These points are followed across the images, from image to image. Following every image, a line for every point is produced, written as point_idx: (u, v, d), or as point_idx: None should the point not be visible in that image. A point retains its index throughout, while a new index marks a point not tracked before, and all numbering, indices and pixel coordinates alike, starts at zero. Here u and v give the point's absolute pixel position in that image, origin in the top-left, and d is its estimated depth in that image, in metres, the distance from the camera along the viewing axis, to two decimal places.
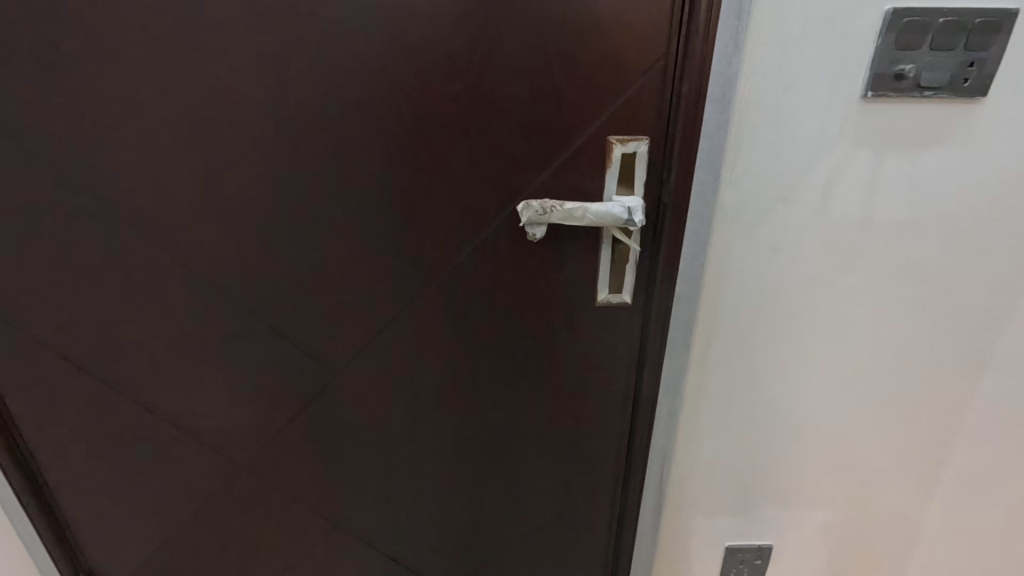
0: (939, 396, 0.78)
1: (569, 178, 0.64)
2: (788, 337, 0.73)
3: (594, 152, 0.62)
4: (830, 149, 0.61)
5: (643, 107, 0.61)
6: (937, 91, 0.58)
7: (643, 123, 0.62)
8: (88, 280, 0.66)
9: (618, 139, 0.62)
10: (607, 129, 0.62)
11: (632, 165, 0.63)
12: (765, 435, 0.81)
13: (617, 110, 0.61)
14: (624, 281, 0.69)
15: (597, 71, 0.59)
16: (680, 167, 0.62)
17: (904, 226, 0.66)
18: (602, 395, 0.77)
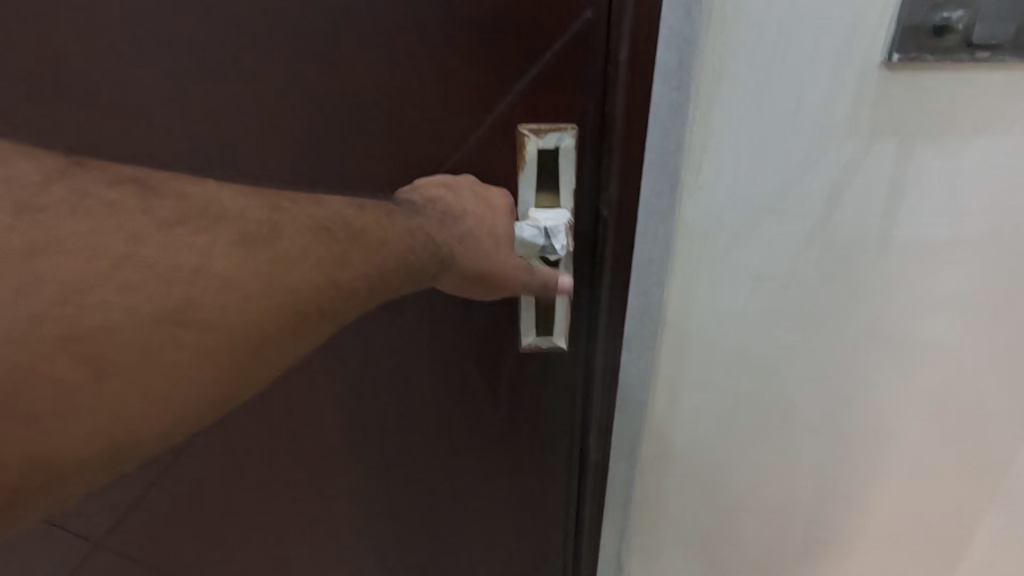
0: (976, 456, 0.61)
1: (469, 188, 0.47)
2: (780, 388, 0.56)
3: (500, 149, 0.45)
4: (835, 144, 0.43)
5: (564, 90, 0.43)
6: (996, 51, 0.40)
7: (566, 108, 0.43)
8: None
9: (530, 129, 0.44)
10: (514, 122, 0.44)
11: (553, 166, 0.46)
12: (751, 501, 0.64)
13: (528, 91, 0.43)
14: (554, 321, 0.52)
15: (494, 40, 0.41)
16: (621, 175, 0.45)
17: (939, 244, 0.48)
18: (539, 455, 0.62)
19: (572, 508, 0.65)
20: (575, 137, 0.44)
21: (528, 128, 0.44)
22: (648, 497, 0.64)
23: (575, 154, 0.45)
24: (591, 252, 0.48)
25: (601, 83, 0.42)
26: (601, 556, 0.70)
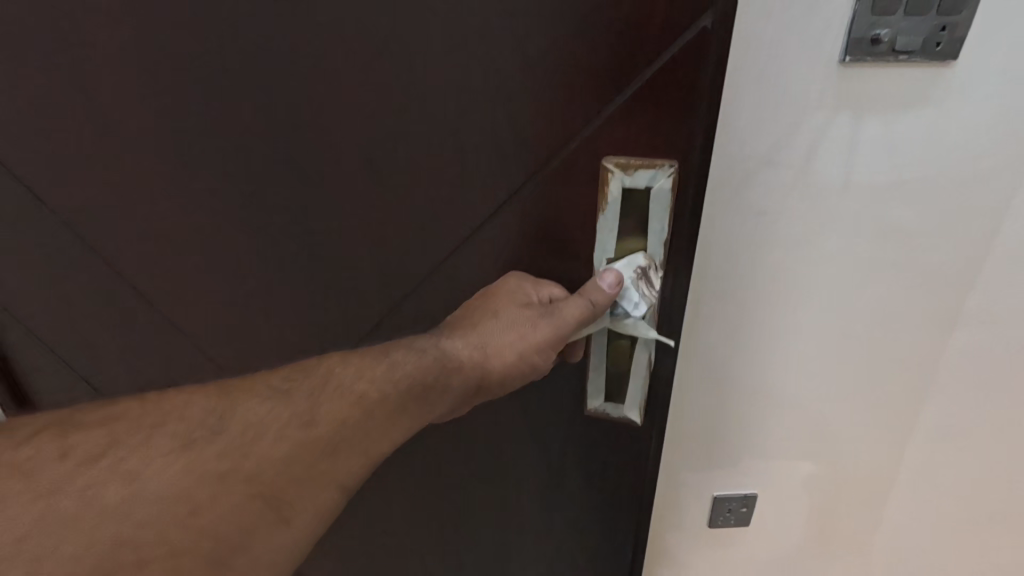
0: (915, 354, 0.82)
1: (554, 211, 0.55)
2: (774, 299, 0.77)
3: (589, 179, 0.53)
4: (812, 114, 0.64)
5: (664, 131, 0.49)
6: (911, 54, 0.60)
7: (655, 146, 0.50)
8: (25, 354, 0.69)
9: (620, 166, 0.51)
10: (604, 153, 0.51)
11: (641, 200, 0.53)
12: (751, 392, 0.85)
13: (621, 136, 0.50)
14: (627, 393, 0.63)
15: (598, 87, 0.48)
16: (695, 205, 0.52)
17: (881, 186, 0.69)
18: (597, 446, 0.69)
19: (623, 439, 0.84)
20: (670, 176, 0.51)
21: (614, 163, 0.51)
22: (676, 391, 0.85)
23: (668, 192, 0.52)
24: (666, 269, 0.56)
25: (690, 130, 0.49)
26: None
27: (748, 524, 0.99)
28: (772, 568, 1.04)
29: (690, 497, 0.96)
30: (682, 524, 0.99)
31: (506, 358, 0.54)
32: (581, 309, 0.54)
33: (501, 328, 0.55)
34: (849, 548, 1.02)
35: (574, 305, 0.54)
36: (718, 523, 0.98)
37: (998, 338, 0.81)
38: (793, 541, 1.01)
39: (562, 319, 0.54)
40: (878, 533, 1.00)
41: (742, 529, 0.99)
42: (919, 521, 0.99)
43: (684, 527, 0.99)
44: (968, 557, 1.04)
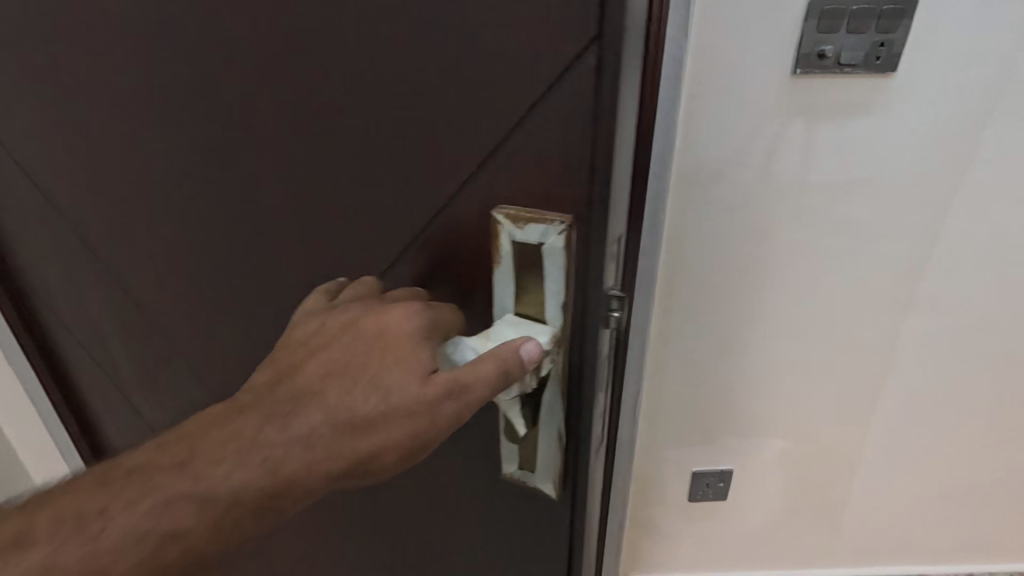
0: (873, 338, 0.90)
1: (438, 257, 0.43)
2: (741, 287, 0.85)
3: (474, 226, 0.40)
4: (769, 120, 0.71)
5: (557, 167, 0.36)
6: (854, 67, 0.68)
7: (547, 186, 0.37)
8: (73, 341, 0.77)
9: (506, 215, 0.39)
10: (491, 197, 0.39)
11: (534, 259, 0.40)
12: (724, 374, 0.93)
13: (503, 168, 0.37)
14: (538, 457, 0.49)
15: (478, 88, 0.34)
16: (598, 263, 0.39)
17: (835, 184, 0.76)
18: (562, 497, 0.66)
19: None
20: (564, 233, 0.38)
21: (502, 212, 0.39)
22: (655, 372, 0.92)
23: (562, 252, 0.39)
24: (576, 337, 0.42)
25: (587, 167, 0.35)
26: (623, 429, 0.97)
27: (725, 498, 1.07)
28: (751, 540, 1.12)
29: (672, 473, 1.04)
30: (665, 499, 1.07)
31: (391, 458, 0.39)
32: (493, 373, 0.39)
33: (393, 422, 0.39)
34: (822, 521, 1.10)
35: (481, 367, 0.39)
36: (698, 498, 1.06)
37: (947, 322, 0.89)
38: (769, 514, 1.09)
39: (468, 387, 0.39)
40: (848, 506, 1.08)
41: (720, 503, 1.07)
42: (887, 494, 1.07)
43: (667, 502, 1.07)
44: (937, 525, 1.11)
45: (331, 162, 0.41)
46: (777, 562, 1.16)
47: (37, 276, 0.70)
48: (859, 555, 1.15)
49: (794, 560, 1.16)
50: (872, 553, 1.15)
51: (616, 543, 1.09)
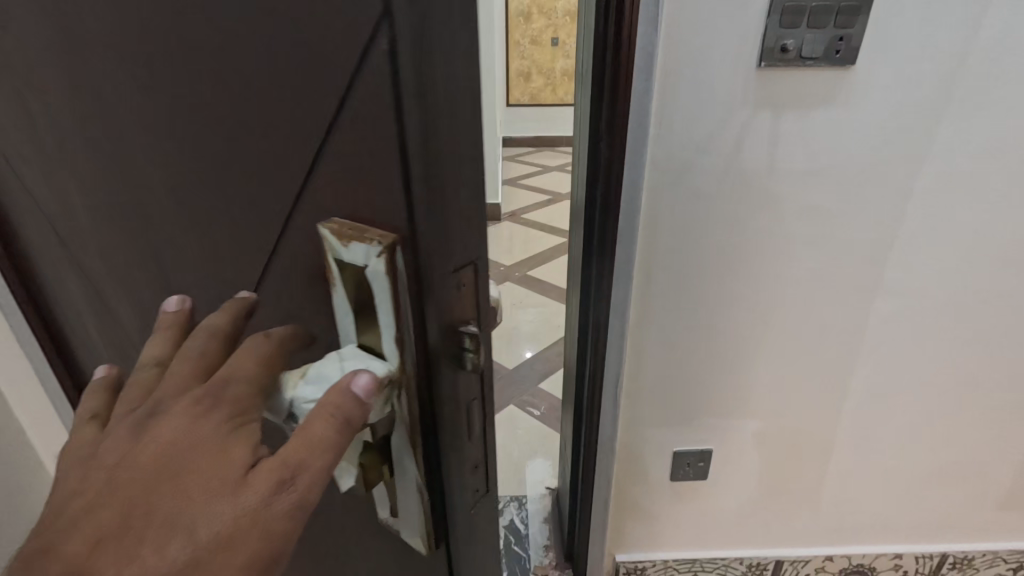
0: (843, 319, 0.94)
1: (286, 281, 0.38)
2: (715, 270, 0.89)
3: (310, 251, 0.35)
4: (737, 110, 0.76)
5: (374, 172, 0.29)
6: (815, 60, 0.73)
7: (369, 197, 0.30)
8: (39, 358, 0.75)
9: (331, 230, 0.32)
10: (323, 209, 0.33)
11: (363, 285, 0.32)
12: (701, 355, 0.97)
13: (327, 178, 0.32)
14: (411, 519, 0.41)
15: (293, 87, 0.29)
16: (434, 299, 0.32)
17: (802, 170, 0.81)
18: None
19: (588, 385, 0.99)
20: (384, 258, 0.30)
21: (329, 228, 0.32)
22: (635, 354, 0.96)
23: (386, 278, 0.31)
24: (422, 378, 0.35)
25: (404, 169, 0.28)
26: (606, 412, 1.01)
27: (706, 478, 1.11)
28: (731, 519, 1.17)
29: (654, 452, 1.08)
30: (649, 479, 1.11)
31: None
32: (328, 437, 0.31)
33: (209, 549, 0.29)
34: (798, 500, 1.14)
35: (309, 429, 0.31)
36: (679, 477, 1.10)
37: (911, 304, 0.93)
38: (748, 493, 1.13)
39: (302, 460, 0.31)
40: (824, 485, 1.12)
41: (701, 483, 1.11)
42: (860, 473, 1.11)
43: (651, 481, 1.11)
44: (911, 503, 1.15)
45: (189, 172, 0.37)
46: (756, 541, 1.20)
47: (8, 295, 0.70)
48: (835, 534, 1.20)
49: (773, 539, 1.20)
50: (848, 532, 1.19)
51: (601, 520, 1.14)
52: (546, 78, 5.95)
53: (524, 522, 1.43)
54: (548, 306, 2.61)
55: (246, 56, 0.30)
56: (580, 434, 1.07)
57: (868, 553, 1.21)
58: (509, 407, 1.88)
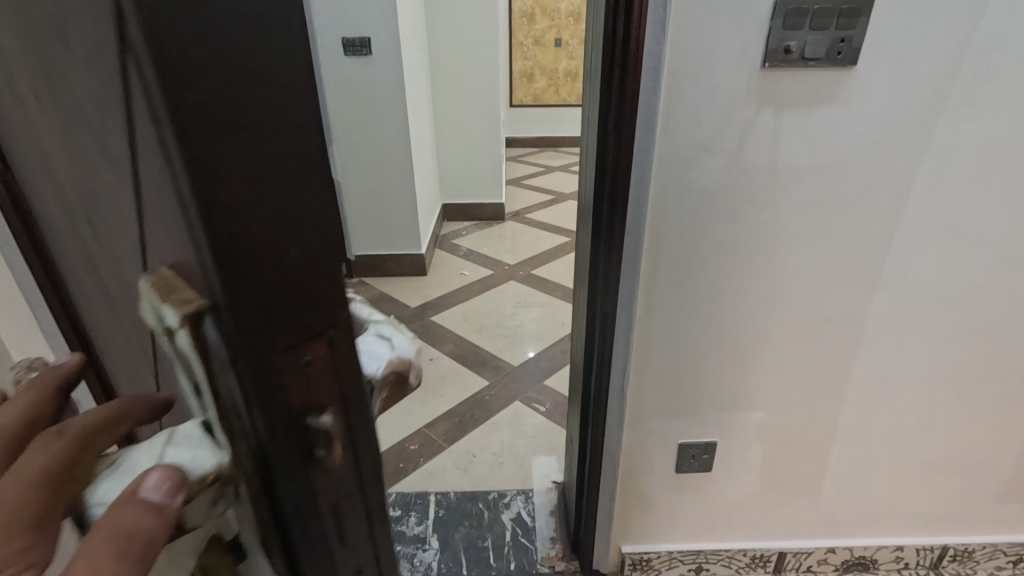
0: (844, 313, 0.96)
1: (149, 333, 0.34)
2: (719, 265, 0.91)
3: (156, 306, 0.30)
4: (741, 109, 0.78)
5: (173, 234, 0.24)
6: (817, 61, 0.75)
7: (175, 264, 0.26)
8: None
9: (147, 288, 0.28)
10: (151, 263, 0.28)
11: (184, 361, 0.28)
12: (705, 349, 0.99)
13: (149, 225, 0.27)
14: None
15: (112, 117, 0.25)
16: (253, 392, 0.26)
17: (804, 168, 0.83)
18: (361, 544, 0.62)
19: (594, 378, 1.01)
20: (186, 328, 0.25)
21: (144, 289, 0.28)
22: (640, 348, 0.99)
23: (194, 356, 0.26)
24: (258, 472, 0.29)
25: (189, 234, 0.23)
26: (611, 405, 1.03)
27: (710, 470, 1.13)
28: (734, 512, 1.19)
29: (658, 444, 1.10)
30: (653, 471, 1.13)
31: None
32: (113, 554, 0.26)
33: None
34: (800, 492, 1.16)
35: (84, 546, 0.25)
36: (684, 469, 1.12)
37: (911, 299, 0.95)
38: (750, 486, 1.15)
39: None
40: (827, 478, 1.14)
41: (705, 475, 1.14)
42: (860, 467, 1.13)
43: (655, 473, 1.14)
44: (912, 496, 1.17)
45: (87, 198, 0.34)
46: (759, 533, 1.22)
47: None
48: (836, 527, 1.22)
49: (776, 531, 1.22)
50: (849, 524, 1.21)
51: (607, 511, 1.16)
52: (549, 79, 5.99)
53: (530, 515, 1.45)
54: (552, 304, 2.64)
55: (84, 81, 0.26)
56: (587, 426, 1.10)
57: (869, 545, 1.23)
58: (514, 404, 1.90)
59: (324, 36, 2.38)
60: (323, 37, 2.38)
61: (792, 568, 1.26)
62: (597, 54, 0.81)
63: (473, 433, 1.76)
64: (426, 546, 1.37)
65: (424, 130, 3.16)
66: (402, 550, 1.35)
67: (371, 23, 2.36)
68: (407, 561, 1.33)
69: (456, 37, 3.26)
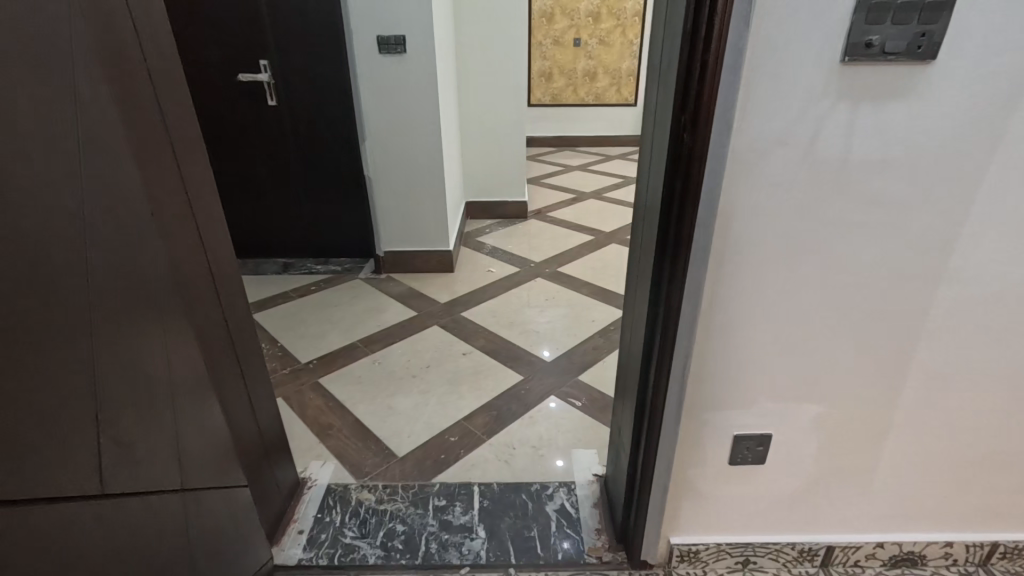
0: (904, 308, 0.97)
1: None
2: (788, 258, 0.92)
3: None
4: (820, 102, 0.79)
5: None
6: (897, 55, 0.76)
7: None
8: (180, 259, 1.00)
9: None
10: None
11: None
12: (767, 341, 1.00)
13: None
14: None
15: None
16: None
17: (877, 161, 0.84)
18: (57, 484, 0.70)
19: (655, 368, 1.03)
20: None
21: None
22: (702, 342, 0.99)
23: None
24: None
25: None
26: (669, 395, 1.05)
27: (763, 463, 1.14)
28: (783, 505, 1.20)
29: (713, 436, 1.11)
30: (706, 463, 1.15)
31: None
32: None
33: None
34: (850, 486, 1.17)
35: None
36: (737, 461, 1.14)
37: (974, 295, 0.96)
38: (801, 479, 1.16)
39: None
40: (879, 473, 1.15)
41: (757, 467, 1.15)
42: (914, 462, 1.14)
43: (707, 465, 1.15)
44: (963, 492, 1.18)
45: None
46: (808, 526, 1.23)
47: (160, 209, 0.93)
48: (886, 520, 1.22)
49: (825, 525, 1.23)
50: (899, 520, 1.22)
51: (659, 498, 1.18)
52: (567, 79, 6.00)
53: (574, 507, 1.47)
54: (580, 302, 2.65)
55: None
56: (643, 418, 1.11)
57: (919, 540, 1.23)
58: (549, 399, 1.92)
59: (359, 33, 2.42)
60: (359, 35, 2.42)
61: (840, 563, 1.27)
62: (675, 48, 0.83)
63: (511, 426, 1.78)
64: (473, 535, 1.39)
65: (451, 129, 3.19)
66: (449, 538, 1.38)
67: (407, 22, 2.40)
68: (455, 549, 1.35)
69: (484, 36, 3.28)
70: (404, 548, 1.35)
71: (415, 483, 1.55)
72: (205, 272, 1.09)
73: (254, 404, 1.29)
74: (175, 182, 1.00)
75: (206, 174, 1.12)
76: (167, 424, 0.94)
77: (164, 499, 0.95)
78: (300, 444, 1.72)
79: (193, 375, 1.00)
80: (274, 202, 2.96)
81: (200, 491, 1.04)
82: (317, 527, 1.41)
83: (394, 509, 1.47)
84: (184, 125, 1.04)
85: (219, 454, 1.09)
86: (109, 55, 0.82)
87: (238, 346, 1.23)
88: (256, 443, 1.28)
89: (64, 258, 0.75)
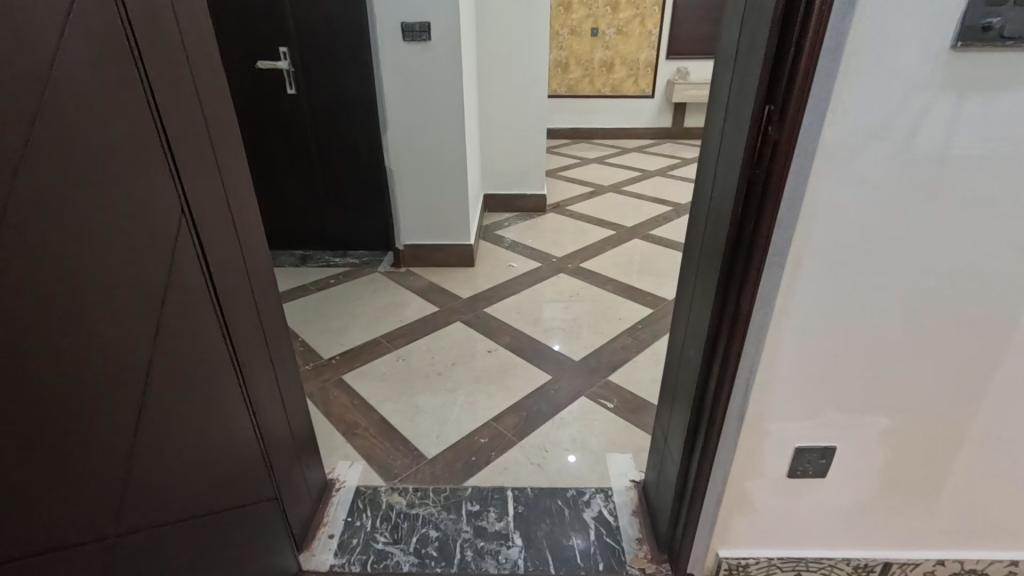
0: (991, 317, 0.90)
1: None
2: (872, 261, 0.85)
3: None
4: (924, 90, 0.72)
5: None
6: (1017, 40, 0.69)
7: None
8: (216, 256, 0.95)
9: None
10: None
11: None
12: (840, 349, 0.94)
13: None
14: None
15: None
16: None
17: (981, 157, 0.77)
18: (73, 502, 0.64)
19: (716, 375, 0.97)
20: None
21: None
22: (771, 349, 0.93)
23: None
24: None
25: None
26: (732, 403, 0.99)
27: (825, 476, 1.08)
28: (841, 518, 1.14)
29: (773, 448, 1.05)
30: (764, 475, 1.09)
31: None
32: None
33: None
34: (914, 501, 1.11)
35: None
36: (797, 474, 1.08)
37: None
38: (862, 493, 1.10)
39: None
40: (945, 488, 1.09)
41: (819, 481, 1.09)
42: (984, 477, 1.07)
43: (765, 477, 1.09)
44: None
45: None
46: (865, 541, 1.17)
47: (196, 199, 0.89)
48: (947, 537, 1.16)
49: (882, 540, 1.17)
50: (962, 536, 1.16)
51: (713, 509, 1.12)
52: (584, 70, 5.90)
53: (613, 514, 1.42)
54: (604, 299, 2.59)
55: None
56: (700, 427, 1.06)
57: (982, 558, 1.17)
58: (580, 400, 1.86)
59: (385, 20, 2.35)
60: (384, 21, 2.35)
61: None
62: (761, 32, 0.76)
63: (543, 427, 1.73)
64: (509, 542, 1.34)
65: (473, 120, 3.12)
66: (485, 545, 1.33)
67: (433, 8, 2.33)
68: (492, 557, 1.30)
69: (507, 24, 3.20)
70: (439, 555, 1.31)
71: (446, 486, 1.50)
72: (240, 267, 1.04)
73: (287, 404, 1.25)
74: (211, 173, 0.94)
75: (241, 163, 1.06)
76: (191, 427, 0.89)
77: (190, 506, 0.90)
78: (326, 443, 1.67)
79: (215, 380, 0.95)
80: (292, 192, 2.90)
81: (231, 498, 1.00)
82: (348, 532, 1.37)
83: (426, 513, 1.42)
84: (221, 111, 0.98)
85: (247, 456, 1.05)
86: (145, 38, 0.76)
87: (271, 344, 1.18)
88: (288, 445, 1.24)
89: (101, 256, 0.70)
